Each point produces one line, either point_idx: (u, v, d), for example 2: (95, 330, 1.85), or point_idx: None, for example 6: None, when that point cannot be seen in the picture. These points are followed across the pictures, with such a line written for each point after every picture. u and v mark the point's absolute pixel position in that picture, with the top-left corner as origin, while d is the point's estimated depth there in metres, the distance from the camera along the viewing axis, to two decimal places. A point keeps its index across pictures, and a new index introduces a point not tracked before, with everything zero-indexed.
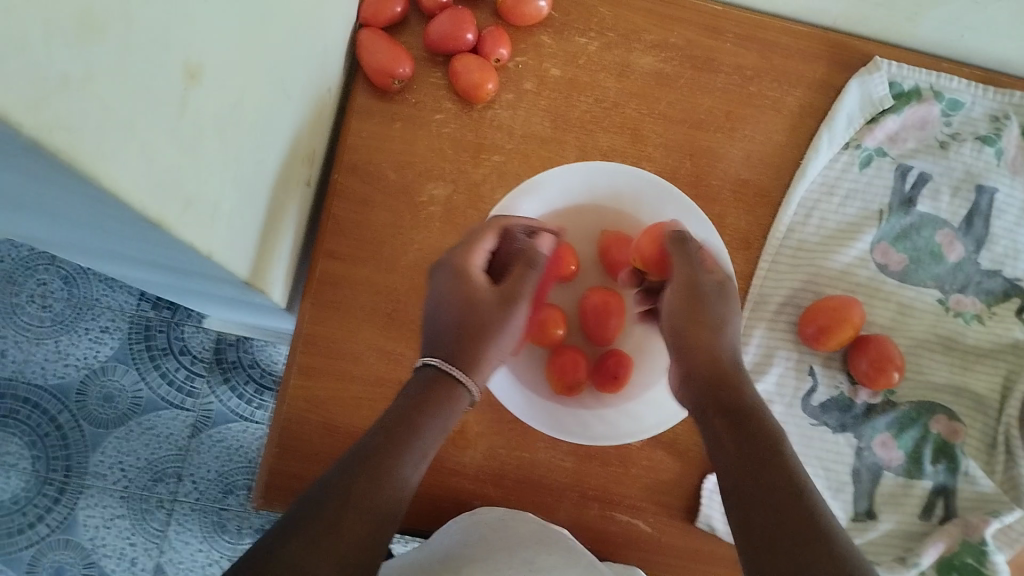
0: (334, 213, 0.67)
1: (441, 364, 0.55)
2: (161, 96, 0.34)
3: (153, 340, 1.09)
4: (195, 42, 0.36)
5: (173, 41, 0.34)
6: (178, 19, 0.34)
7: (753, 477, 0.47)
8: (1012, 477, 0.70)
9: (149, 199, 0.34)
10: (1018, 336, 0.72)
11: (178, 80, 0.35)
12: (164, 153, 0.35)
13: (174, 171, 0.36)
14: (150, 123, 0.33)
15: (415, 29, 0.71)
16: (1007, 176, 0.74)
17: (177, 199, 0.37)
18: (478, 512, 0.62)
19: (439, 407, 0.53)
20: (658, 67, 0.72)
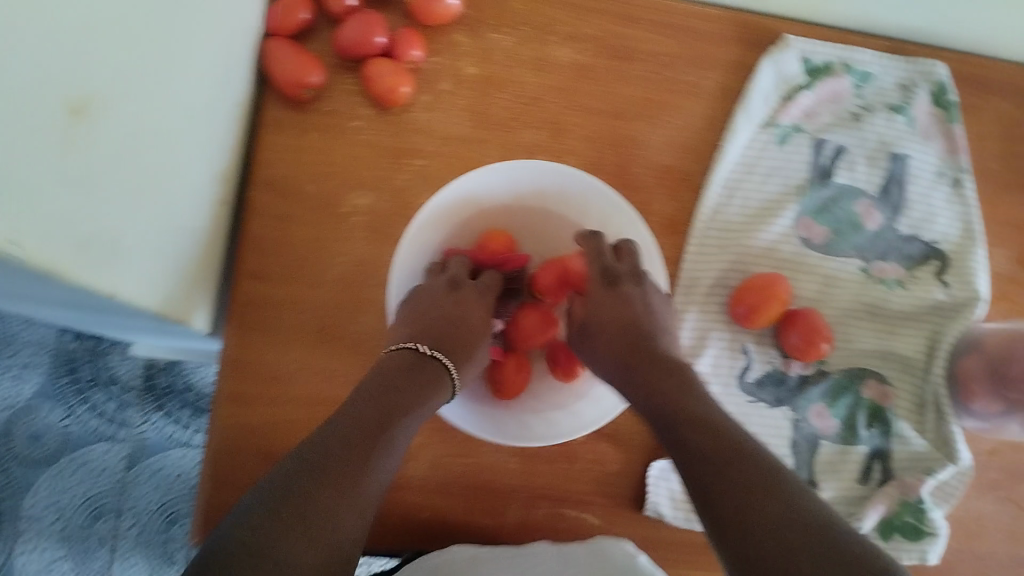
0: (254, 231, 0.65)
1: (419, 350, 0.59)
2: (44, 133, 0.36)
3: (79, 372, 1.04)
4: (58, 73, 0.37)
5: (52, 81, 0.36)
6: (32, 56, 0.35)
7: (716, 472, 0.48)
8: (943, 434, 0.72)
9: (21, 234, 0.34)
10: (938, 297, 0.75)
11: (63, 118, 0.37)
12: (33, 186, 0.35)
13: (67, 209, 0.38)
14: (36, 162, 0.35)
15: (324, 35, 0.69)
16: (918, 142, 0.76)
17: (55, 231, 0.37)
18: (448, 551, 0.62)
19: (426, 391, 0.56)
20: (574, 59, 0.72)
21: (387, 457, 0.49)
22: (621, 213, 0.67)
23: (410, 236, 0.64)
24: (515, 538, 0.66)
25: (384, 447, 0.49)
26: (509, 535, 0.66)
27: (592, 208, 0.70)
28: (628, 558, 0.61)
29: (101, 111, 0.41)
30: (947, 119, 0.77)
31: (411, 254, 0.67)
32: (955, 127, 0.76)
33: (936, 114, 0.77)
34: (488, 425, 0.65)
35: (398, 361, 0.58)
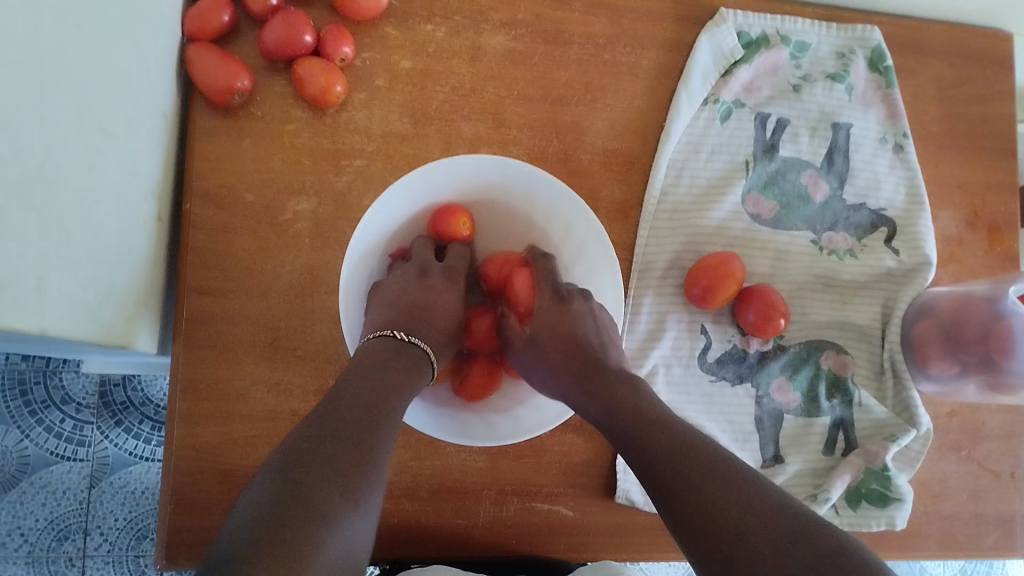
0: (194, 245, 0.63)
1: (400, 335, 0.59)
2: None
3: (31, 394, 1.01)
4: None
5: None
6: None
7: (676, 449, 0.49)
8: (903, 400, 0.73)
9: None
10: (889, 264, 0.75)
11: None
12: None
13: None
14: None
15: (249, 37, 0.67)
16: (858, 110, 0.77)
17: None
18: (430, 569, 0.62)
19: (396, 378, 0.55)
20: (510, 46, 0.70)
21: (375, 458, 0.48)
22: (569, 204, 0.65)
23: (355, 241, 0.61)
24: (488, 537, 0.65)
25: (368, 450, 0.48)
26: (482, 535, 0.65)
27: (538, 201, 0.68)
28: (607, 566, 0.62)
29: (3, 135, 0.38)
30: (885, 84, 0.77)
31: (358, 260, 0.64)
32: (893, 92, 0.77)
33: (874, 80, 0.77)
34: (451, 425, 0.63)
35: (364, 353, 0.57)
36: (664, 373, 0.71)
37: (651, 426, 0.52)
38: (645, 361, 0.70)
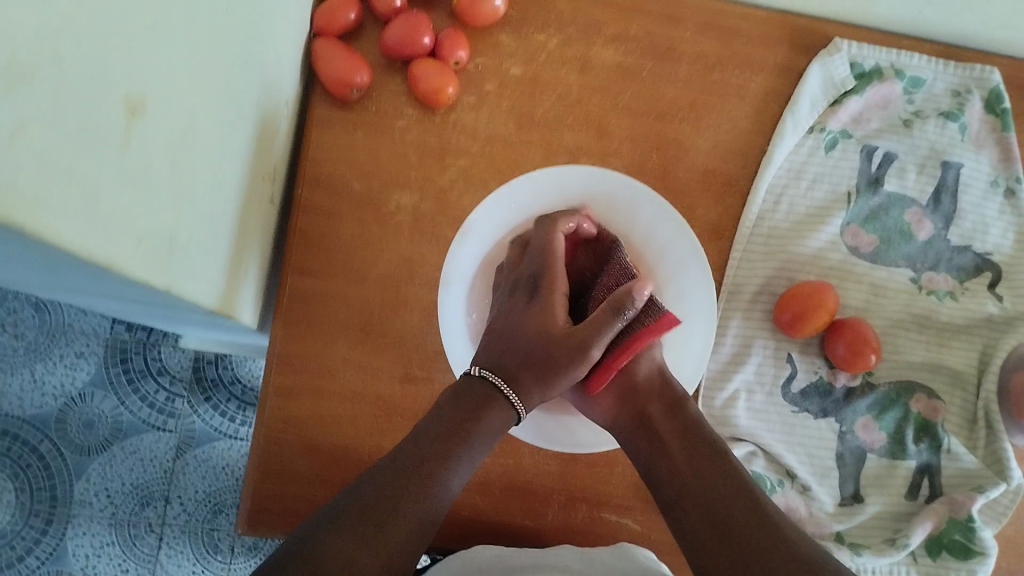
0: (301, 228, 0.66)
1: (496, 382, 0.57)
2: (104, 134, 0.33)
3: (130, 362, 1.07)
4: (133, 74, 0.35)
5: (110, 77, 0.33)
6: (110, 52, 0.32)
7: (699, 478, 0.54)
8: (995, 451, 0.70)
9: (96, 245, 0.32)
10: (991, 310, 0.73)
11: (120, 118, 0.34)
12: (107, 195, 0.33)
13: (121, 209, 0.34)
14: (96, 168, 0.32)
15: (371, 35, 0.70)
16: (970, 150, 0.74)
17: (126, 237, 0.35)
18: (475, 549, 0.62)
19: (492, 416, 0.56)
20: (618, 61, 0.72)
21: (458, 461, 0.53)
22: (670, 226, 0.67)
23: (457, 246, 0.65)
24: (555, 541, 0.66)
25: (466, 439, 0.54)
26: (549, 538, 0.66)
27: (639, 221, 0.68)
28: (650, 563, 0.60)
29: (169, 112, 0.39)
30: (1002, 126, 0.75)
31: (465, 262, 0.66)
32: (1009, 135, 0.74)
33: (989, 121, 0.75)
34: (531, 427, 0.65)
35: (457, 391, 0.57)
36: (745, 398, 0.70)
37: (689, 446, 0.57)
38: (729, 379, 0.70)
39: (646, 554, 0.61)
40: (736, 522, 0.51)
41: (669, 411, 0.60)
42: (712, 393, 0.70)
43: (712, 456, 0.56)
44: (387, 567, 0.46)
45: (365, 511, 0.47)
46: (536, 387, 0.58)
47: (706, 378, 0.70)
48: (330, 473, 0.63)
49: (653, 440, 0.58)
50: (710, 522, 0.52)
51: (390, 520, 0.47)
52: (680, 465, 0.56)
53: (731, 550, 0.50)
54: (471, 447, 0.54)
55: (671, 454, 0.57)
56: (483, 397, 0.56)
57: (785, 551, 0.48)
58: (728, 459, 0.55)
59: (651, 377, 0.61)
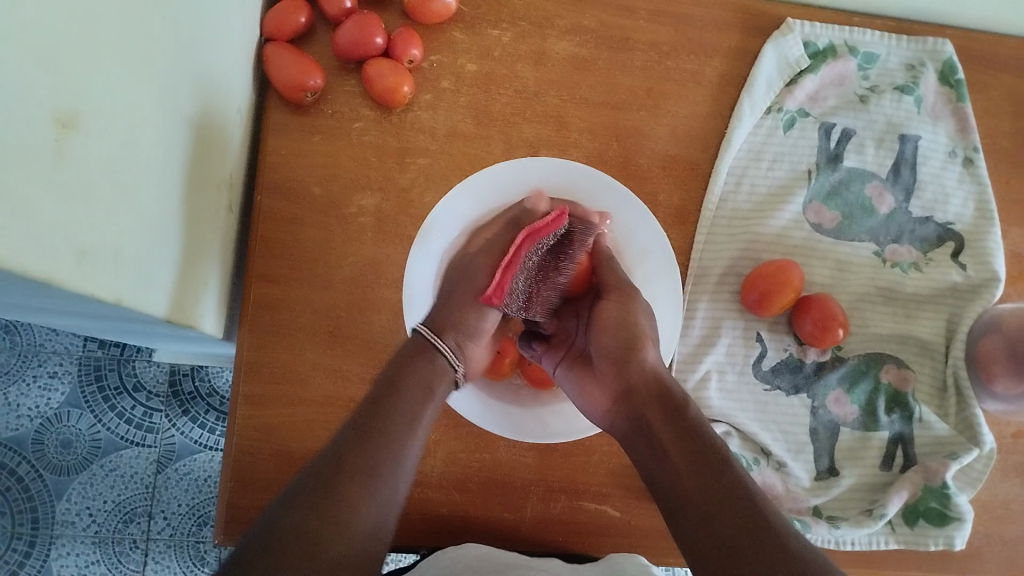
0: (264, 235, 0.66)
1: (427, 333, 0.58)
2: (34, 150, 0.32)
3: (106, 380, 1.06)
4: (63, 88, 0.34)
5: (37, 93, 0.32)
6: (37, 67, 0.32)
7: (703, 486, 0.51)
8: (966, 418, 0.71)
9: (34, 261, 0.32)
10: (955, 278, 0.74)
11: (50, 133, 0.34)
12: (44, 210, 0.33)
13: (60, 224, 0.34)
14: (29, 184, 0.32)
15: (324, 39, 0.70)
16: (927, 122, 0.75)
17: (67, 252, 0.35)
18: (460, 547, 0.62)
19: (424, 375, 0.55)
20: (573, 52, 0.72)
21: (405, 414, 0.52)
22: (632, 212, 0.67)
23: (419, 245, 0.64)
24: (535, 532, 0.66)
25: (407, 390, 0.53)
26: (529, 529, 0.66)
27: (599, 205, 0.68)
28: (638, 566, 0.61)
29: (106, 125, 0.39)
30: (957, 97, 0.76)
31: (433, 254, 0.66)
32: (964, 106, 0.75)
33: (944, 93, 0.76)
34: (504, 421, 0.64)
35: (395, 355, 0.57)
36: (716, 379, 0.71)
37: (688, 449, 0.54)
38: (700, 361, 0.70)
39: (635, 560, 0.62)
40: (733, 534, 0.48)
41: (669, 413, 0.56)
42: (684, 376, 0.70)
43: (713, 460, 0.53)
44: (351, 539, 0.44)
45: (316, 491, 0.46)
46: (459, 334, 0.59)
47: (678, 362, 0.70)
48: None
49: (652, 444, 0.56)
50: (710, 526, 0.49)
51: (342, 493, 0.46)
52: (680, 467, 0.53)
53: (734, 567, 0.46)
54: (409, 407, 0.52)
55: (673, 455, 0.54)
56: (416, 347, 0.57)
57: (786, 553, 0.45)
58: (728, 462, 0.52)
59: (650, 368, 0.59)
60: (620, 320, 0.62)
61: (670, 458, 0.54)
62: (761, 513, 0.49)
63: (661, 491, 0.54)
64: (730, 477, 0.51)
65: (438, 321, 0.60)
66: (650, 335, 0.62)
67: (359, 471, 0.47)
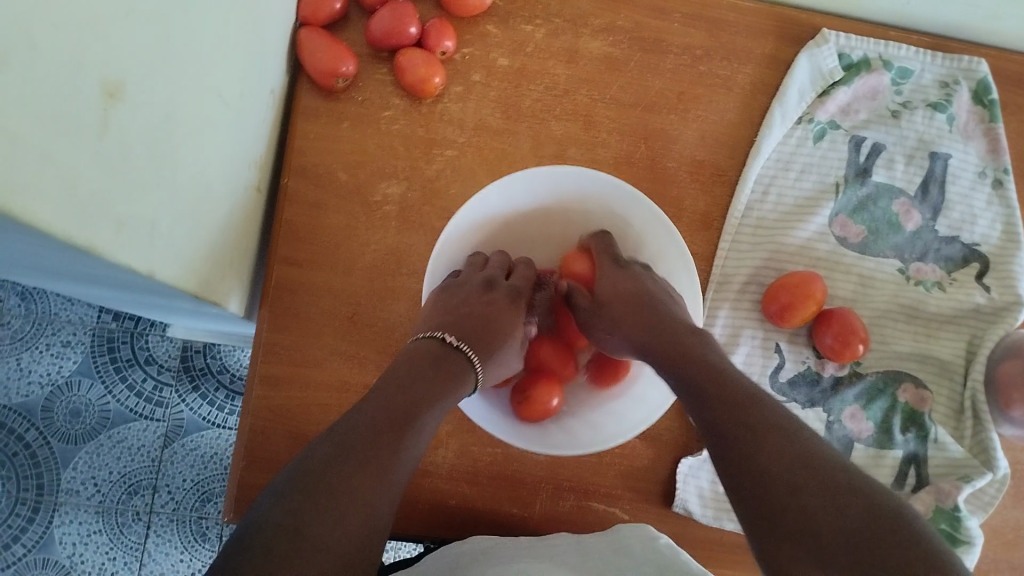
0: (288, 218, 0.65)
1: (449, 339, 0.57)
2: (80, 119, 0.32)
3: (117, 352, 1.06)
4: (111, 57, 0.34)
5: (85, 61, 0.32)
6: (87, 34, 0.32)
7: (739, 422, 0.47)
8: (981, 441, 0.71)
9: (72, 229, 0.32)
10: (979, 300, 0.73)
11: (96, 103, 0.33)
12: (88, 178, 0.33)
13: (99, 195, 0.34)
14: (72, 154, 0.31)
15: (357, 25, 0.70)
16: (958, 141, 0.75)
17: (106, 221, 0.35)
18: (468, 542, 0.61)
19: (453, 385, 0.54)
20: (606, 51, 0.72)
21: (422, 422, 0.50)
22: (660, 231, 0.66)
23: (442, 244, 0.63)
24: (542, 529, 0.66)
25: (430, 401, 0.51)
26: (536, 526, 0.66)
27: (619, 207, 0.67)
28: (648, 542, 0.57)
29: (150, 97, 0.38)
30: (990, 117, 0.75)
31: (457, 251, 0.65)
32: (996, 126, 0.75)
33: (976, 112, 0.75)
34: (520, 430, 0.62)
35: (421, 356, 0.55)
36: None
37: (717, 389, 0.50)
38: None
39: (650, 539, 0.57)
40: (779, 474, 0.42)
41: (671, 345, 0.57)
42: None
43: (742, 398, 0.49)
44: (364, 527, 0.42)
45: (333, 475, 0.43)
46: (488, 355, 0.59)
47: None
48: None
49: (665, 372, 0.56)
50: (748, 455, 0.45)
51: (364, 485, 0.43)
52: (710, 399, 0.50)
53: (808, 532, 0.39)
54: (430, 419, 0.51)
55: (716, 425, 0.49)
56: (432, 346, 0.57)
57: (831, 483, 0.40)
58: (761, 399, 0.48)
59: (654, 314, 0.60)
60: (645, 303, 0.62)
61: (694, 391, 0.52)
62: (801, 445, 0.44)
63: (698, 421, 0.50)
64: (767, 415, 0.47)
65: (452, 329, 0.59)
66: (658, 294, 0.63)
67: (386, 450, 0.46)
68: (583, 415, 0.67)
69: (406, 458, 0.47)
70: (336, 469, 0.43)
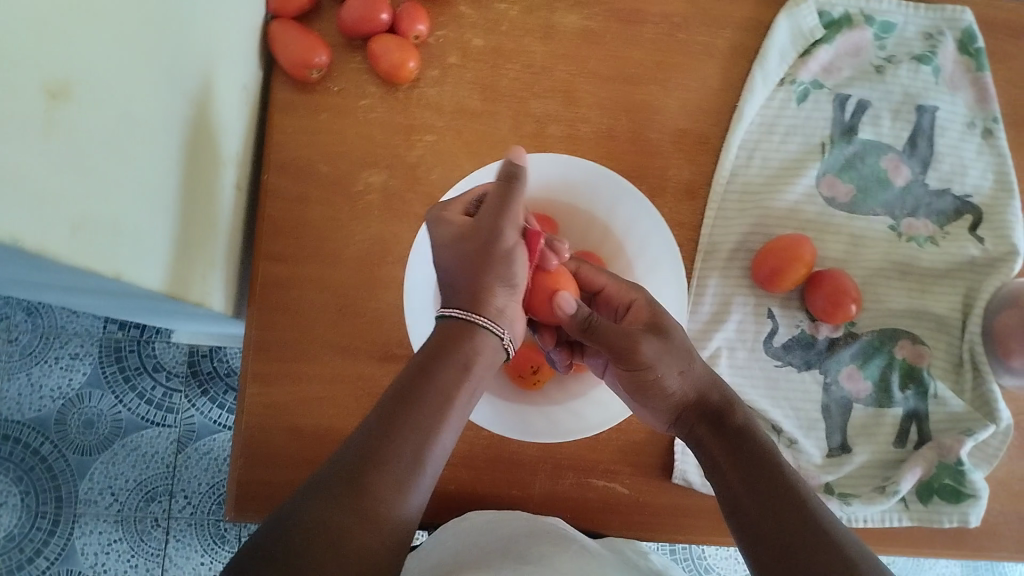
0: (271, 214, 0.66)
1: (463, 315, 0.54)
2: (22, 120, 0.32)
3: (125, 361, 1.08)
4: (52, 57, 0.34)
5: (22, 62, 0.32)
6: (21, 35, 0.32)
7: (754, 490, 0.49)
8: (982, 394, 0.71)
9: (22, 231, 0.32)
10: (972, 252, 0.72)
11: (38, 102, 0.33)
12: (35, 180, 0.33)
13: (48, 194, 0.34)
14: (16, 155, 0.32)
15: (330, 14, 0.70)
16: (945, 92, 0.74)
17: (58, 224, 0.35)
18: (465, 519, 0.62)
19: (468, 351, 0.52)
20: (582, 25, 0.71)
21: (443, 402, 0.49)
22: (643, 218, 0.65)
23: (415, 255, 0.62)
24: (545, 508, 0.66)
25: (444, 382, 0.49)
26: (537, 506, 0.66)
27: (598, 200, 0.67)
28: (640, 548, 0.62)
29: (99, 97, 0.38)
30: (976, 66, 0.74)
31: None
32: (983, 75, 0.74)
33: (963, 62, 0.74)
34: (512, 422, 0.63)
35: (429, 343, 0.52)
36: (727, 355, 0.70)
37: (750, 450, 0.53)
38: (709, 338, 0.70)
39: (635, 546, 0.62)
40: (788, 540, 0.45)
41: (716, 425, 0.56)
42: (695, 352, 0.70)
43: (760, 462, 0.51)
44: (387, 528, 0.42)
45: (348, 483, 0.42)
46: (490, 296, 0.54)
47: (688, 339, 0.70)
48: (314, 455, 0.63)
49: (704, 454, 0.56)
50: (758, 531, 0.47)
51: (381, 484, 0.43)
52: (729, 469, 0.52)
53: (781, 559, 0.44)
54: (443, 389, 0.49)
55: (722, 467, 0.53)
56: (451, 329, 0.53)
57: (828, 550, 0.43)
58: (778, 463, 0.51)
59: (687, 395, 0.58)
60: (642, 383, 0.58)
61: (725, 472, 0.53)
62: (807, 505, 0.47)
63: (724, 496, 0.51)
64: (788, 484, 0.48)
65: (454, 295, 0.55)
66: (670, 368, 0.57)
67: (387, 470, 0.43)
68: (579, 395, 0.66)
69: (421, 472, 0.45)
70: (325, 499, 0.41)
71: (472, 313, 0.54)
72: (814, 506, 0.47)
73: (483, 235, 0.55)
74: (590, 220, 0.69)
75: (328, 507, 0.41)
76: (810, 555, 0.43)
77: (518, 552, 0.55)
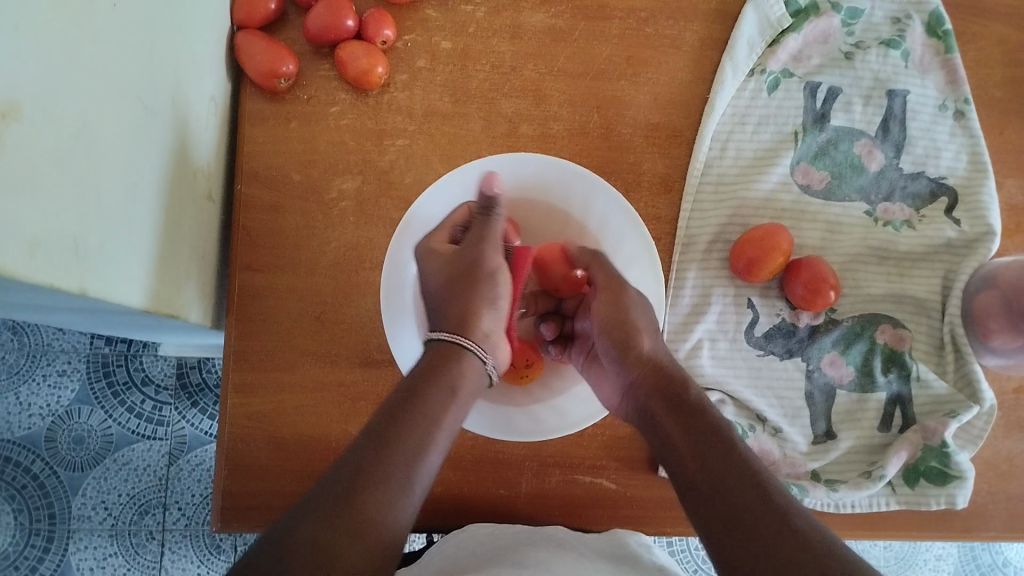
0: (245, 225, 0.66)
1: (452, 339, 0.55)
2: None
3: (114, 375, 1.07)
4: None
5: None
6: None
7: (709, 469, 0.48)
8: (965, 374, 0.70)
9: None
10: (949, 234, 0.72)
11: None
12: None
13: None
14: None
15: (296, 23, 0.69)
16: (915, 76, 0.74)
17: (13, 243, 0.35)
18: (465, 532, 0.62)
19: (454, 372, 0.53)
20: (550, 23, 0.71)
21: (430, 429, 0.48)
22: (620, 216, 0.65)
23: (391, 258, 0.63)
24: (533, 506, 0.66)
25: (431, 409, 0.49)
26: (525, 504, 0.66)
27: (573, 198, 0.67)
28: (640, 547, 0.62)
29: (53, 114, 0.38)
30: (945, 48, 0.74)
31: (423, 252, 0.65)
32: (953, 57, 0.74)
33: (931, 45, 0.74)
34: (495, 421, 0.63)
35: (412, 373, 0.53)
36: (709, 347, 0.70)
37: (703, 427, 0.52)
38: (690, 332, 0.70)
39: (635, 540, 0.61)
40: (742, 515, 0.44)
41: (671, 404, 0.55)
42: (675, 346, 0.70)
43: (714, 438, 0.50)
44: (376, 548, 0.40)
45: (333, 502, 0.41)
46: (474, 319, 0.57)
47: (668, 332, 0.70)
48: (297, 463, 0.63)
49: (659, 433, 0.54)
50: (711, 509, 0.46)
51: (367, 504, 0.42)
52: (685, 448, 0.51)
53: (734, 535, 0.43)
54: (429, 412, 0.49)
55: (678, 446, 0.52)
56: (443, 350, 0.54)
57: (780, 523, 0.42)
58: (731, 439, 0.50)
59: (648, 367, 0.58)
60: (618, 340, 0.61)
61: (680, 450, 0.51)
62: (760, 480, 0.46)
63: (679, 477, 0.50)
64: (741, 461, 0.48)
65: (442, 321, 0.57)
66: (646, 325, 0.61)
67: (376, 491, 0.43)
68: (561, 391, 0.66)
69: (408, 496, 0.44)
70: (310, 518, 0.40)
71: (460, 334, 0.55)
72: (769, 481, 0.46)
73: (466, 261, 0.58)
74: (567, 218, 0.69)
75: (314, 525, 0.39)
76: (765, 528, 0.42)
77: (512, 557, 0.55)
